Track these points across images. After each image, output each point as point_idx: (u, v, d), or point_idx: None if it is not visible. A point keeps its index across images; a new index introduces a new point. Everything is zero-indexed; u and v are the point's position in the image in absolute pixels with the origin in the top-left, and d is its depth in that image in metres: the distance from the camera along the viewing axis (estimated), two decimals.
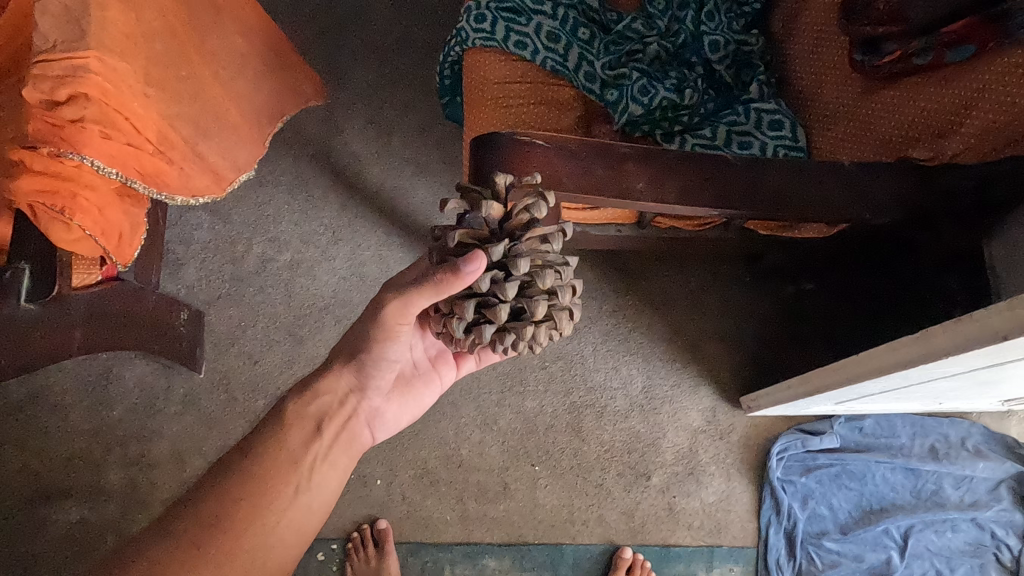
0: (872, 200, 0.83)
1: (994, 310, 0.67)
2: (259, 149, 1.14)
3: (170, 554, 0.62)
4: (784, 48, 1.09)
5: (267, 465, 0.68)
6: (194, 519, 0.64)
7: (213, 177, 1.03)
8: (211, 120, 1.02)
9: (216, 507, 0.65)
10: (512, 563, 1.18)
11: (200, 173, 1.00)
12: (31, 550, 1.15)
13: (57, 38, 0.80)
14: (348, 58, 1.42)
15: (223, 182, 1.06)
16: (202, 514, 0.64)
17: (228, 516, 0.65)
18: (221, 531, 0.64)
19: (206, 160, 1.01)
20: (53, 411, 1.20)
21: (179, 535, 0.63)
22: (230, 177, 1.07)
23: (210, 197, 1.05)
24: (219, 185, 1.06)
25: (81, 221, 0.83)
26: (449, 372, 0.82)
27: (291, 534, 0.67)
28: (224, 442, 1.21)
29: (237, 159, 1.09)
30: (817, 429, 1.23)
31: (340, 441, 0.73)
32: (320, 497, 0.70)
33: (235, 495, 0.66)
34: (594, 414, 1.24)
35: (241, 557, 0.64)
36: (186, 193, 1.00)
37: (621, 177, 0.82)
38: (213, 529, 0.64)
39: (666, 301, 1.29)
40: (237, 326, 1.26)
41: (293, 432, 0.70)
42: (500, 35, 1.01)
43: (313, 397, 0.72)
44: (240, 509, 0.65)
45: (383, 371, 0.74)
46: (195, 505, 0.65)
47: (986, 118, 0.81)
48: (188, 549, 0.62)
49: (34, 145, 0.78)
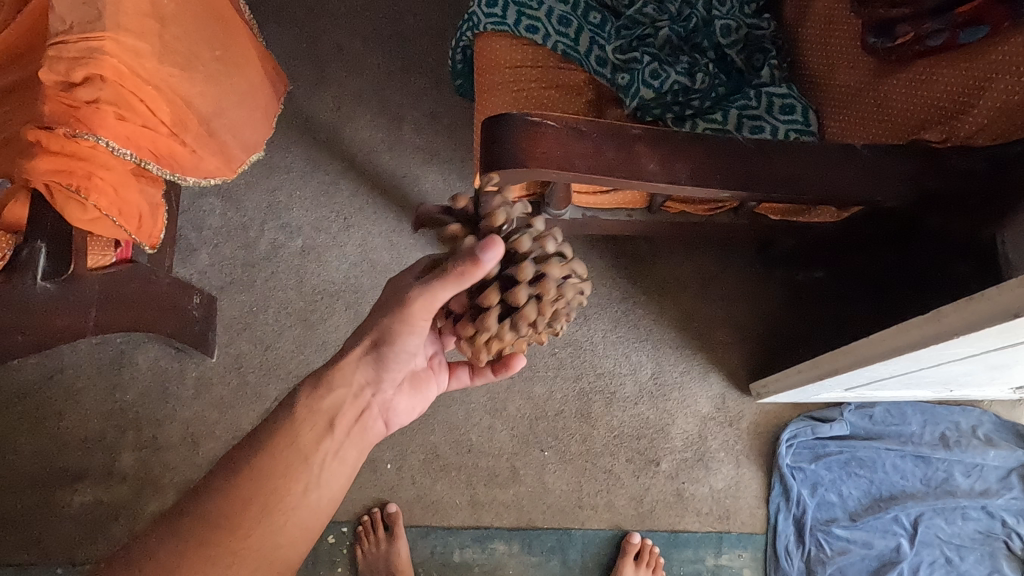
0: (884, 183, 0.84)
1: (1005, 288, 0.68)
2: (265, 130, 1.14)
3: (181, 537, 0.61)
4: (797, 31, 1.09)
5: (277, 463, 0.67)
6: (205, 501, 0.64)
7: (222, 159, 1.03)
8: (230, 101, 1.03)
9: (228, 492, 0.64)
10: (521, 547, 1.18)
11: (212, 154, 1.00)
12: (45, 530, 1.16)
13: (73, 21, 0.83)
14: (359, 45, 1.43)
15: (235, 167, 1.08)
16: (213, 499, 0.64)
17: (239, 512, 0.64)
18: (230, 526, 0.63)
19: (218, 140, 1.01)
20: (68, 393, 1.22)
21: (189, 514, 0.63)
22: (238, 157, 1.08)
23: (221, 178, 1.05)
24: (229, 169, 1.06)
25: (96, 201, 0.84)
26: (443, 377, 0.83)
27: (301, 531, 0.66)
28: (236, 426, 1.22)
29: (246, 139, 1.09)
30: (828, 416, 1.23)
31: (351, 435, 0.72)
32: (329, 493, 0.69)
33: (246, 488, 0.65)
34: (603, 399, 1.24)
35: (252, 555, 0.63)
36: (197, 175, 0.99)
37: (633, 159, 0.82)
38: (222, 524, 0.63)
39: (677, 287, 1.30)
40: (249, 310, 1.27)
41: (306, 428, 0.68)
42: (512, 19, 1.02)
43: (323, 387, 0.71)
44: (251, 506, 0.64)
45: (399, 363, 0.73)
46: (204, 492, 0.64)
47: (1003, 96, 0.81)
48: (200, 533, 0.62)
49: (50, 126, 0.80)
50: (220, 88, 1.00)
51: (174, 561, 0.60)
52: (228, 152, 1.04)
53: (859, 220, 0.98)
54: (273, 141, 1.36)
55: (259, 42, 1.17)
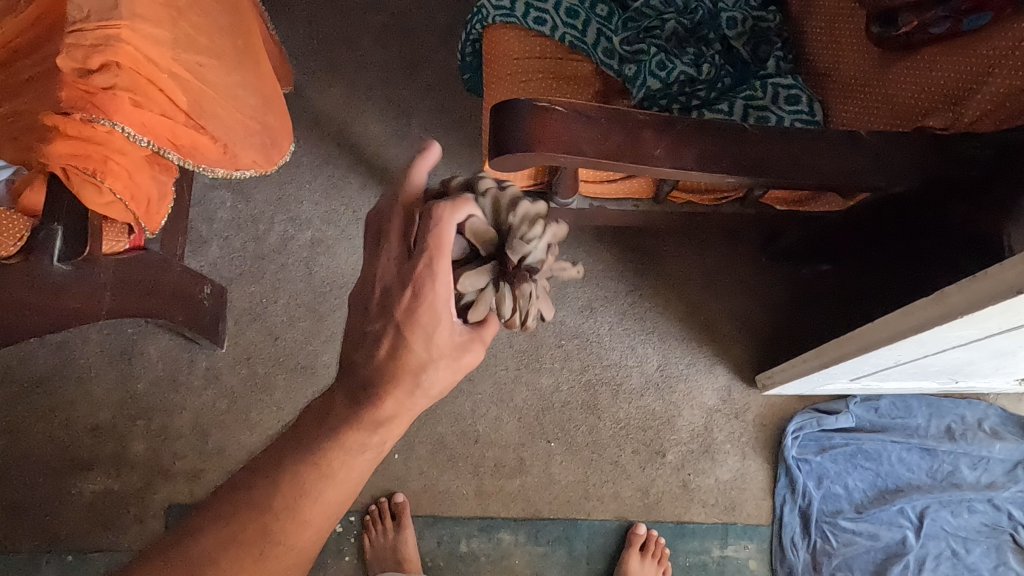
0: (889, 168, 0.85)
1: (1007, 265, 0.68)
2: (288, 125, 1.16)
3: (238, 535, 0.54)
4: (800, 25, 1.11)
5: (343, 491, 0.57)
6: (253, 484, 0.56)
7: (261, 154, 1.09)
8: (263, 97, 1.08)
9: (255, 467, 0.57)
10: (527, 537, 1.19)
11: (248, 151, 1.04)
12: (55, 517, 1.17)
13: (91, 9, 0.84)
14: (370, 42, 1.45)
15: (272, 161, 1.13)
16: (273, 505, 0.55)
17: (296, 533, 0.56)
18: (284, 543, 0.55)
19: (254, 133, 1.05)
20: (78, 383, 1.23)
21: (243, 510, 0.55)
22: (271, 152, 1.11)
23: (255, 170, 1.10)
24: (268, 160, 1.11)
25: (112, 184, 0.85)
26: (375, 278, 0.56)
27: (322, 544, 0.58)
28: (246, 416, 1.23)
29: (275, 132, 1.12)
30: (834, 408, 1.24)
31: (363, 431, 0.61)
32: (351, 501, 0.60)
33: (311, 508, 0.56)
34: (609, 391, 1.25)
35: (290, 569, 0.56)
36: (229, 167, 1.04)
37: (640, 145, 0.83)
38: (282, 541, 0.55)
39: (682, 280, 1.31)
40: (260, 302, 1.28)
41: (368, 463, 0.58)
42: (519, 12, 1.03)
43: (398, 413, 0.57)
44: (308, 529, 0.56)
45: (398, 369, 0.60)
46: (254, 479, 0.56)
47: (1006, 82, 0.83)
48: (259, 547, 0.55)
49: (67, 112, 0.81)
50: (247, 79, 1.05)
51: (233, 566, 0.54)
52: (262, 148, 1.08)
53: (865, 210, 0.99)
54: None
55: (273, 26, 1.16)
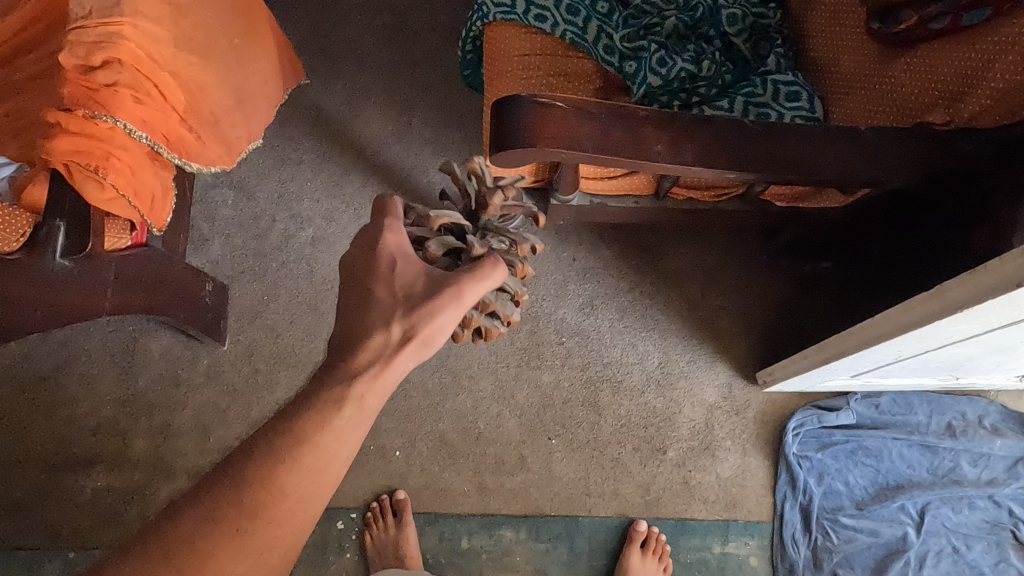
0: (889, 164, 0.85)
1: (1007, 259, 0.69)
2: (269, 118, 1.16)
3: (216, 513, 0.49)
4: (802, 20, 1.11)
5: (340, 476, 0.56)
6: None
7: (224, 148, 1.03)
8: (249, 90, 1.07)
9: None
10: (528, 534, 1.19)
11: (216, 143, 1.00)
12: (56, 515, 1.17)
13: (93, 7, 0.86)
14: (370, 41, 1.45)
15: (236, 156, 1.08)
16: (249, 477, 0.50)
17: (276, 503, 0.50)
18: (267, 517, 0.50)
19: (222, 128, 1.02)
20: (80, 380, 1.23)
21: None
22: (239, 146, 1.07)
23: (221, 167, 1.05)
24: (229, 157, 1.06)
25: (114, 180, 0.84)
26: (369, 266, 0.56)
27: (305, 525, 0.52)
28: (247, 412, 1.23)
29: (256, 125, 1.11)
30: (835, 405, 1.24)
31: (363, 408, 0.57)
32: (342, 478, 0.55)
33: (292, 479, 0.51)
34: (610, 388, 1.25)
35: (274, 550, 0.51)
36: (201, 162, 1.00)
37: (640, 141, 0.83)
38: (260, 514, 0.50)
39: (682, 278, 1.31)
40: (260, 299, 1.28)
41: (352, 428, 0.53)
42: (520, 8, 1.03)
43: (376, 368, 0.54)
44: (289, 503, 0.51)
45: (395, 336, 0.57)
46: None
47: (1003, 77, 0.83)
48: (236, 522, 0.49)
49: (70, 108, 0.82)
50: (242, 77, 1.05)
51: (210, 545, 0.49)
52: (228, 139, 1.04)
53: (865, 204, 0.99)
54: (284, 134, 1.37)
55: (274, 25, 1.16)
